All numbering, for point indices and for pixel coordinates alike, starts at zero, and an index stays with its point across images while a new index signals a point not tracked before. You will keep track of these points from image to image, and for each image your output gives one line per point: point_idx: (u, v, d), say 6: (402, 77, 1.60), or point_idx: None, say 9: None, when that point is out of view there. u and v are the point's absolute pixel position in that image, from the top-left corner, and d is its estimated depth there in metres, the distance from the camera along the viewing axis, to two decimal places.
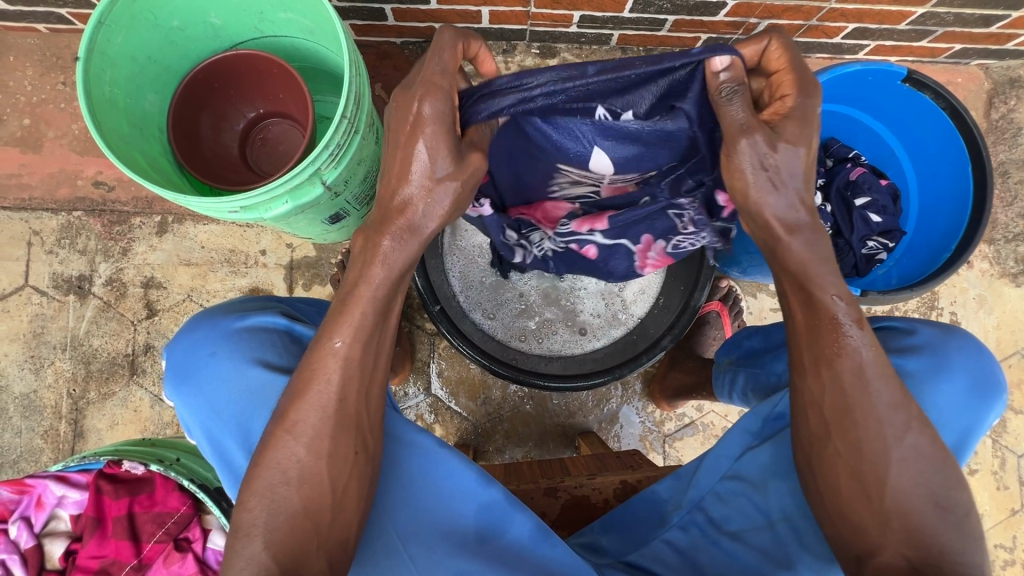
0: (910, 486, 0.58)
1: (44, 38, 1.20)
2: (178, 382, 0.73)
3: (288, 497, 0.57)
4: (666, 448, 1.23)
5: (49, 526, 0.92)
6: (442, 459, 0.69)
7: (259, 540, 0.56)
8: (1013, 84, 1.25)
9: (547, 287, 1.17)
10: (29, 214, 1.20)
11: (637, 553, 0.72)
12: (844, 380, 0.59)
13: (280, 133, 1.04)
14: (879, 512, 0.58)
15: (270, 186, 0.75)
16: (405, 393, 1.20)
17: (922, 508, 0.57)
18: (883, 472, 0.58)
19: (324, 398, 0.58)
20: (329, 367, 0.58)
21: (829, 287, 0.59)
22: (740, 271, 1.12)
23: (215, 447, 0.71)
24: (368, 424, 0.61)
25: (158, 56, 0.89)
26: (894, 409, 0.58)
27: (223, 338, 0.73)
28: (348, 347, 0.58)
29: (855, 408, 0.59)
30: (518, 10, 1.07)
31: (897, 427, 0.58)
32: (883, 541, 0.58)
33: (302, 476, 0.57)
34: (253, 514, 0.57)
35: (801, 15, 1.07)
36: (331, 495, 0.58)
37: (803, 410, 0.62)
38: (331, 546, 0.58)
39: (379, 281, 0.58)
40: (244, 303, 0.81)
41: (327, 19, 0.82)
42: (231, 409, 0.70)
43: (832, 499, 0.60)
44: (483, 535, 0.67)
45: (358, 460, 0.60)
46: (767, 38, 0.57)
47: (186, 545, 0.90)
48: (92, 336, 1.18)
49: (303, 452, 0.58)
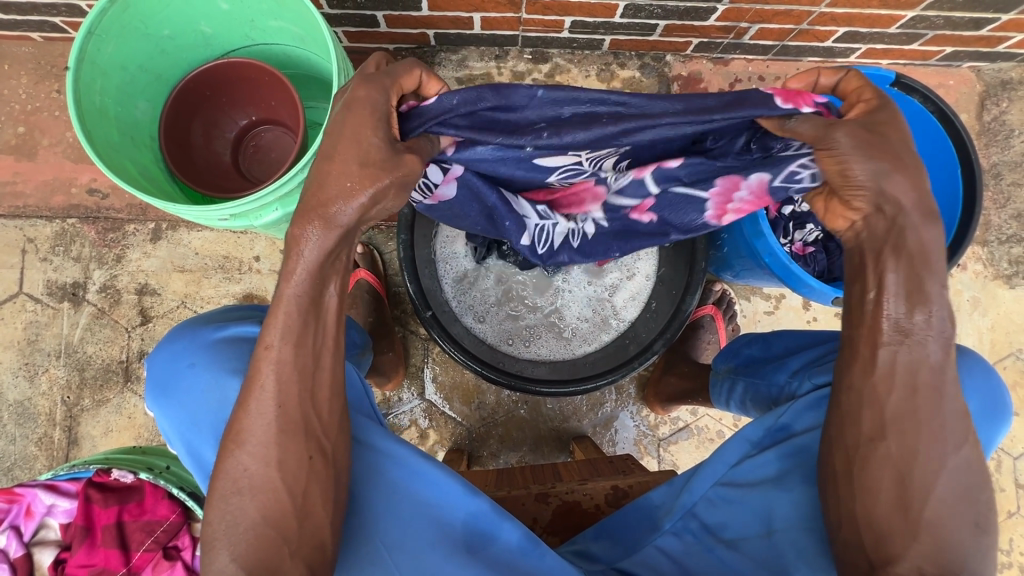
0: (952, 497, 0.55)
1: (39, 47, 1.20)
2: (160, 394, 0.73)
3: (242, 509, 0.56)
4: (660, 452, 1.23)
5: (39, 536, 0.93)
6: (421, 469, 0.69)
7: (224, 554, 0.55)
8: (1005, 86, 1.25)
9: (538, 289, 1.18)
10: (23, 221, 1.20)
11: (627, 560, 0.70)
12: (916, 376, 0.56)
13: (272, 139, 1.04)
14: (911, 520, 0.55)
15: (259, 195, 0.75)
16: (399, 398, 1.20)
17: (958, 520, 0.54)
18: (931, 480, 0.55)
19: (263, 407, 0.57)
20: (263, 372, 0.57)
21: (940, 281, 0.55)
22: (734, 275, 1.14)
23: (195, 457, 0.71)
24: (318, 426, 0.60)
25: (148, 64, 0.89)
26: (960, 419, 0.56)
27: (201, 349, 0.73)
28: (278, 349, 0.56)
29: (921, 411, 0.56)
30: (509, 16, 1.07)
31: (957, 436, 0.56)
32: (904, 550, 0.54)
33: (251, 486, 0.56)
34: (213, 528, 0.56)
35: (791, 19, 1.07)
36: (291, 503, 0.57)
37: (854, 411, 0.60)
38: (306, 551, 0.57)
39: (299, 276, 0.54)
40: (226, 312, 0.81)
41: (315, 26, 0.82)
42: (209, 421, 0.69)
43: (861, 499, 0.57)
44: (472, 544, 0.66)
45: (312, 464, 0.59)
46: (843, 70, 0.59)
47: (176, 554, 0.91)
48: (86, 343, 1.19)
49: (249, 461, 0.56)
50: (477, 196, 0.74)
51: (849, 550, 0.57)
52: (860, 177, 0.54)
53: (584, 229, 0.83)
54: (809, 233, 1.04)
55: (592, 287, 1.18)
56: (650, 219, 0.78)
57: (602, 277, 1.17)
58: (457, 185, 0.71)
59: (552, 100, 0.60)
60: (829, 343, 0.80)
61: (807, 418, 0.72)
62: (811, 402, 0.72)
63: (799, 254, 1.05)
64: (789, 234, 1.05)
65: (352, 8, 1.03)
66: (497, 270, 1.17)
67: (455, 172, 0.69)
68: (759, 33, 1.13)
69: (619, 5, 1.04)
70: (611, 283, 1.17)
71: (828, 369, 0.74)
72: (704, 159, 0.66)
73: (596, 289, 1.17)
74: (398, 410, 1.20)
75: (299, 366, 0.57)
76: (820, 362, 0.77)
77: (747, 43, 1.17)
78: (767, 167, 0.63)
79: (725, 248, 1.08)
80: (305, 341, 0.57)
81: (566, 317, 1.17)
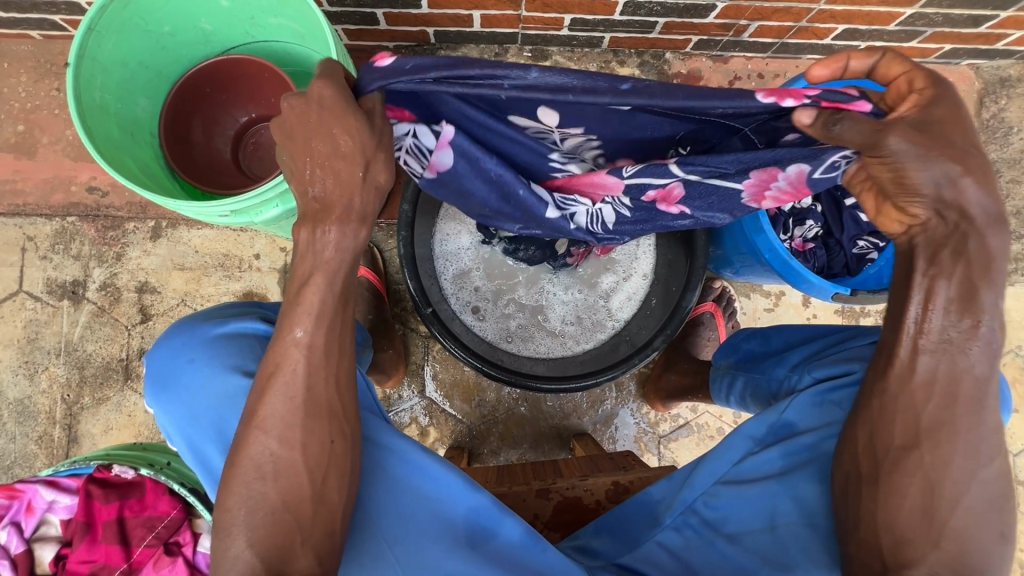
0: (979, 507, 0.55)
1: (38, 45, 1.20)
2: (160, 391, 0.73)
3: (264, 493, 0.57)
4: (660, 449, 1.23)
5: (39, 532, 0.92)
6: (420, 463, 0.70)
7: (232, 543, 0.55)
8: (1003, 84, 1.26)
9: (535, 286, 1.17)
10: (23, 220, 1.20)
11: (629, 556, 0.70)
12: (957, 388, 0.56)
13: (271, 138, 1.02)
14: (934, 526, 0.55)
15: (260, 191, 0.75)
16: (399, 396, 1.20)
17: (984, 532, 0.54)
18: (962, 490, 0.55)
19: (291, 392, 0.58)
20: (293, 358, 0.58)
21: (994, 290, 0.55)
22: (733, 271, 1.14)
23: (195, 454, 0.70)
24: (344, 411, 0.61)
25: (149, 61, 0.89)
26: (997, 433, 0.56)
27: (201, 345, 0.73)
28: (310, 336, 0.58)
29: (959, 421, 0.56)
30: (510, 13, 1.08)
31: (992, 450, 0.56)
32: (923, 554, 0.54)
33: (279, 470, 0.57)
34: (232, 514, 0.56)
35: (790, 16, 1.07)
36: (299, 493, 0.57)
37: (887, 412, 0.59)
38: (316, 539, 0.57)
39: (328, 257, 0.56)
40: (225, 308, 0.81)
41: (317, 24, 0.82)
42: (209, 416, 0.69)
43: (886, 503, 0.56)
44: (474, 538, 0.66)
45: (335, 448, 0.59)
46: (878, 51, 0.53)
47: (177, 549, 0.91)
48: (86, 341, 1.18)
49: (275, 445, 0.57)
50: (480, 168, 0.69)
51: (864, 551, 0.56)
52: (922, 184, 0.52)
53: (603, 214, 0.77)
54: (809, 229, 1.04)
55: (590, 286, 1.17)
56: (682, 209, 0.74)
57: (601, 275, 1.17)
58: (454, 152, 0.67)
59: (517, 73, 0.53)
60: (828, 338, 0.81)
61: (811, 415, 0.71)
62: (813, 400, 0.72)
63: (799, 251, 1.05)
64: (789, 230, 1.05)
65: (352, 6, 1.03)
66: (497, 268, 1.17)
67: (447, 136, 0.64)
68: (758, 31, 1.13)
69: (619, 3, 1.04)
70: (609, 279, 1.17)
71: (828, 362, 0.74)
72: (721, 159, 0.62)
73: (595, 287, 1.17)
74: (398, 408, 1.20)
75: (328, 351, 0.59)
76: (818, 357, 0.78)
77: (747, 40, 1.17)
78: (805, 158, 0.59)
79: (725, 246, 1.08)
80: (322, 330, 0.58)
81: (556, 313, 1.17)
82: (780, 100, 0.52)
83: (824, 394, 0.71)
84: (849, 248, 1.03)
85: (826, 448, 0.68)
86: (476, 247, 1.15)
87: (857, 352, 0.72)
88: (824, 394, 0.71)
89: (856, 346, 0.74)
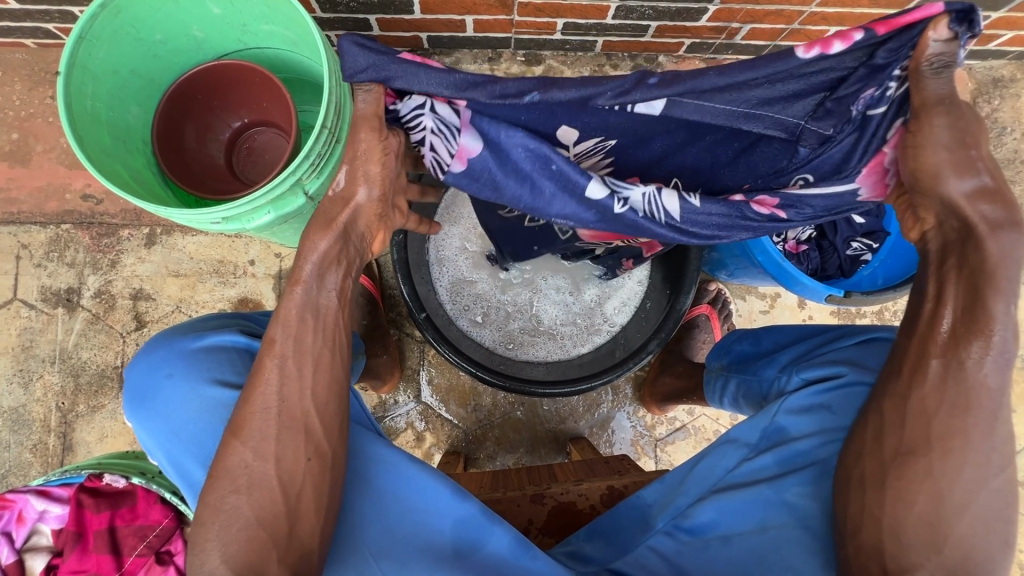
0: (986, 517, 0.54)
1: (33, 53, 1.21)
2: (139, 406, 0.73)
3: (239, 507, 0.57)
4: (657, 453, 1.23)
5: (30, 543, 0.91)
6: (410, 474, 0.69)
7: (215, 555, 0.55)
8: (997, 83, 1.25)
9: (527, 288, 1.17)
10: (17, 228, 1.20)
11: (620, 560, 0.69)
12: (968, 397, 0.54)
13: (266, 142, 1.04)
14: (936, 532, 0.54)
15: (252, 197, 0.75)
16: (394, 401, 1.20)
17: (987, 541, 0.54)
18: (966, 500, 0.54)
19: (267, 401, 0.59)
20: (266, 371, 0.59)
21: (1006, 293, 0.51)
22: (728, 274, 1.15)
23: (175, 469, 0.69)
24: (318, 426, 0.60)
25: (141, 69, 0.90)
26: (1003, 442, 0.55)
27: (178, 359, 0.73)
28: (283, 345, 0.60)
29: (963, 430, 0.55)
30: (502, 19, 1.08)
31: (1001, 458, 0.55)
32: (923, 557, 0.54)
33: (251, 483, 0.57)
34: (207, 528, 0.56)
35: (782, 19, 1.07)
36: (284, 502, 0.57)
37: (901, 420, 0.58)
38: (293, 559, 0.56)
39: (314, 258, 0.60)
40: (207, 321, 0.81)
41: (304, 25, 0.81)
42: (190, 430, 0.69)
43: (891, 508, 0.56)
44: (460, 550, 0.66)
45: (310, 466, 0.59)
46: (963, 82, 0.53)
47: (167, 558, 0.92)
48: (81, 349, 1.18)
49: (250, 457, 0.58)
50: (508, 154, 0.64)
51: (861, 554, 0.57)
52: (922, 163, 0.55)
53: (660, 199, 0.65)
54: (802, 232, 1.04)
55: (582, 288, 1.17)
56: (775, 213, 0.66)
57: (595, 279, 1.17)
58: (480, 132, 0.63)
59: None
60: (815, 337, 0.80)
61: (803, 417, 0.71)
62: (802, 403, 0.72)
63: (792, 252, 1.06)
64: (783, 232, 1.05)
65: (345, 11, 1.03)
66: (494, 276, 1.17)
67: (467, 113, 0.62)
68: (751, 34, 1.13)
69: (611, 7, 1.04)
70: (604, 287, 1.17)
71: (815, 364, 0.74)
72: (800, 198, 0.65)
73: (589, 294, 1.17)
74: (394, 413, 1.20)
75: (302, 362, 0.60)
76: (806, 357, 0.77)
77: (740, 43, 1.17)
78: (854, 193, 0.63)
79: (720, 248, 1.08)
80: (306, 342, 0.60)
81: (550, 316, 1.17)
82: (825, 48, 0.53)
83: (813, 397, 0.71)
84: (842, 249, 1.04)
85: (822, 454, 0.68)
86: (470, 254, 1.16)
87: (842, 355, 0.72)
88: (813, 397, 0.71)
89: (843, 346, 0.74)
